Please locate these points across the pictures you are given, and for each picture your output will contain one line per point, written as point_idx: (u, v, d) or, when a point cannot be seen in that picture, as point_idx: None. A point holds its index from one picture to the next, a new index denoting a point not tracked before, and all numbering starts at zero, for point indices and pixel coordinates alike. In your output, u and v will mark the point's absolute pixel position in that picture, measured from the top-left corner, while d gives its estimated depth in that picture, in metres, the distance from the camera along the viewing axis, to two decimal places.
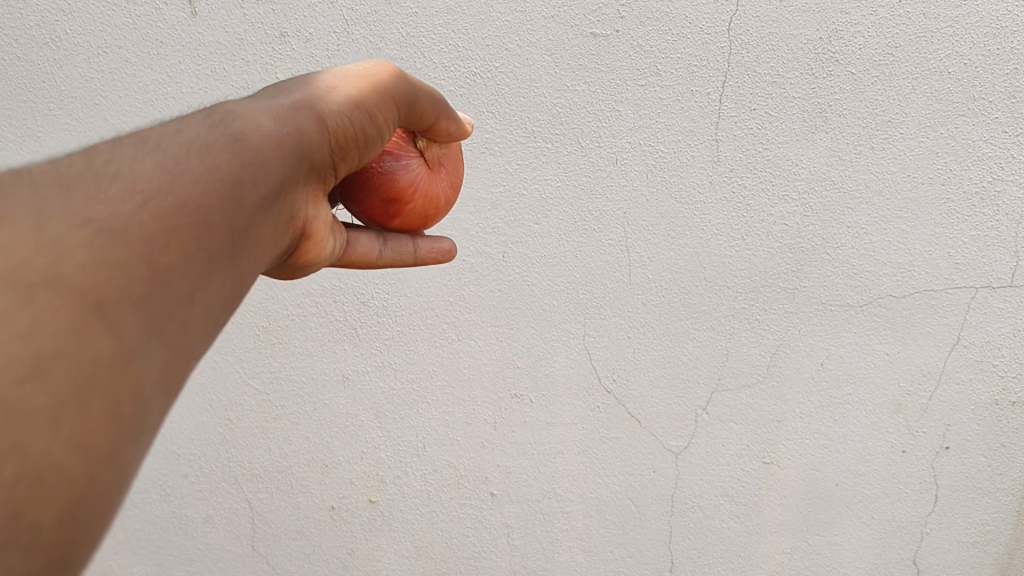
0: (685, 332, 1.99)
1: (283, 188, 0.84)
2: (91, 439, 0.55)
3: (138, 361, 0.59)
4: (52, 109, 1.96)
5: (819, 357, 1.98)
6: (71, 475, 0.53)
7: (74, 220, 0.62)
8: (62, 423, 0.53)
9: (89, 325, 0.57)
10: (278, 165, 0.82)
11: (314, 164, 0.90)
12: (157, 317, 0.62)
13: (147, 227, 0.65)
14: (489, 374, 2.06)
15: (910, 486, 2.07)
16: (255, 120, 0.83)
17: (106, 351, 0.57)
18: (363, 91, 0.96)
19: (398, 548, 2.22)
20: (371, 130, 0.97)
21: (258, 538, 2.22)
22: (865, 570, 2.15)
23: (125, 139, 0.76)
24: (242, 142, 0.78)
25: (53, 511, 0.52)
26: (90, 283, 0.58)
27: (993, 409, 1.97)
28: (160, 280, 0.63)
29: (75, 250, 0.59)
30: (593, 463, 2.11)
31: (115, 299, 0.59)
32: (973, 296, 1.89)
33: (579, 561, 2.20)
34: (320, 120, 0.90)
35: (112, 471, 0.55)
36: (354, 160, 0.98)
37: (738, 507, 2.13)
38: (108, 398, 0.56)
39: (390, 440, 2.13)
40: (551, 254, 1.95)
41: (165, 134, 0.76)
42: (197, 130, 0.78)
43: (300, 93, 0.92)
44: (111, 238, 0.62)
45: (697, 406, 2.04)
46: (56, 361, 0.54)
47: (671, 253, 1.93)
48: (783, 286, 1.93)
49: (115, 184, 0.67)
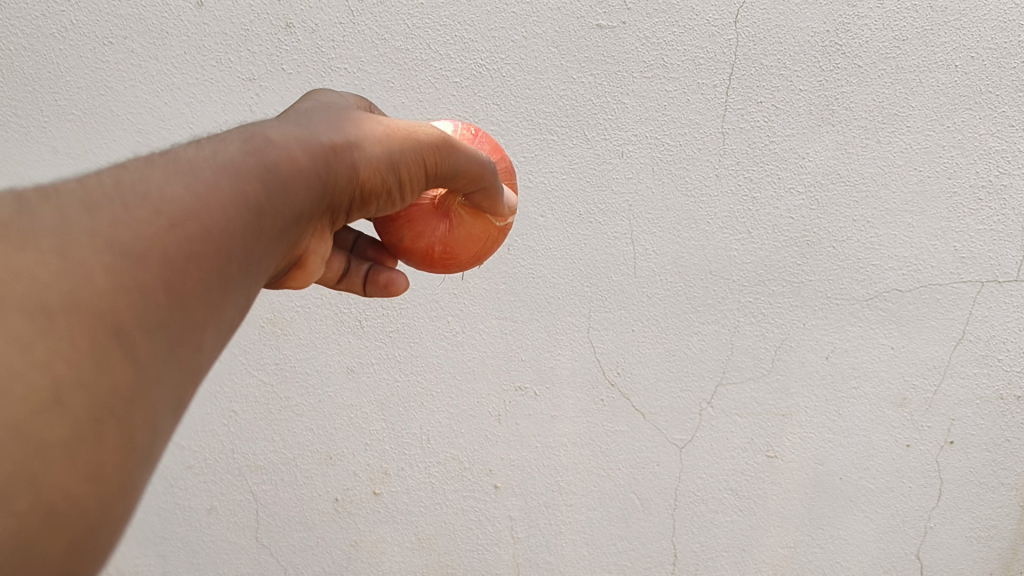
0: (690, 325, 1.99)
1: (303, 222, 0.78)
2: (103, 472, 0.50)
3: (154, 387, 0.54)
4: (57, 99, 1.95)
5: (823, 351, 1.98)
6: (81, 504, 0.49)
7: (97, 240, 0.55)
8: (78, 456, 0.48)
9: (108, 350, 0.52)
10: (303, 200, 0.76)
11: (333, 204, 0.86)
12: (175, 343, 0.57)
13: (170, 254, 0.58)
14: (494, 367, 2.05)
15: (913, 480, 2.06)
16: (289, 152, 0.76)
17: (123, 377, 0.52)
18: (401, 147, 0.92)
19: (402, 541, 2.22)
20: (393, 187, 0.93)
21: (262, 530, 2.22)
22: (869, 565, 2.14)
23: (156, 155, 0.68)
24: (272, 174, 0.72)
25: (64, 542, 0.47)
26: (109, 309, 0.53)
27: (998, 404, 1.97)
28: (180, 304, 0.58)
29: (96, 272, 0.53)
30: (597, 455, 2.11)
31: (134, 325, 0.54)
32: (979, 290, 1.88)
33: (581, 554, 2.20)
34: (350, 166, 0.85)
35: (124, 502, 0.51)
36: (375, 208, 0.95)
37: (741, 501, 2.13)
38: (120, 427, 0.51)
39: (395, 432, 2.13)
40: (556, 246, 1.95)
41: (196, 156, 0.68)
42: (232, 155, 0.70)
43: (341, 133, 0.86)
44: (131, 262, 0.56)
45: (701, 399, 2.04)
46: (75, 392, 0.49)
47: (676, 246, 1.92)
48: (788, 279, 1.93)
49: (140, 206, 0.59)
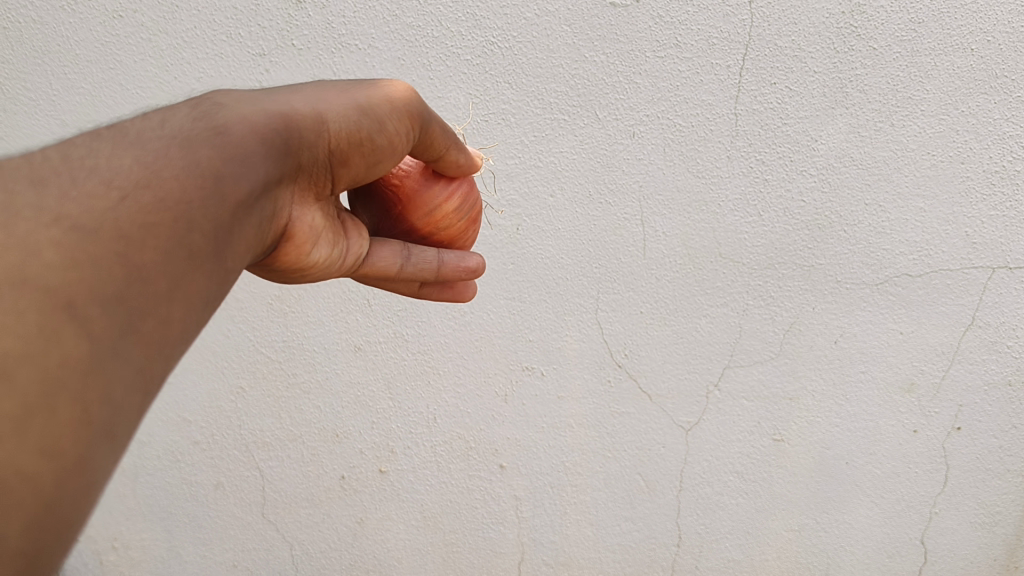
0: (698, 308, 1.98)
1: (274, 185, 0.79)
2: (59, 447, 0.48)
3: (112, 360, 0.52)
4: (68, 72, 1.95)
5: (832, 335, 1.97)
6: (35, 484, 0.46)
7: (43, 217, 0.56)
8: (28, 431, 0.47)
9: (58, 323, 0.51)
10: (266, 162, 0.76)
11: (304, 166, 0.85)
12: (132, 316, 0.56)
13: (123, 222, 0.59)
14: (501, 347, 2.05)
15: (920, 466, 2.06)
16: (243, 114, 0.76)
17: (74, 352, 0.50)
18: (377, 99, 0.92)
19: (407, 519, 2.23)
20: (379, 142, 0.93)
21: (269, 505, 2.23)
22: (872, 549, 2.15)
23: (104, 130, 0.71)
24: (225, 135, 0.72)
25: (20, 521, 0.45)
26: (56, 283, 0.52)
27: (1005, 391, 1.96)
28: (136, 275, 0.57)
29: (41, 249, 0.54)
30: (604, 437, 2.11)
31: (86, 300, 0.53)
32: (990, 276, 1.88)
33: (587, 535, 2.21)
34: (323, 123, 0.86)
35: (85, 478, 0.48)
36: (356, 168, 0.94)
37: (746, 484, 2.13)
38: (76, 400, 0.49)
39: (401, 411, 2.13)
40: (565, 227, 1.94)
41: (148, 123, 0.72)
42: (184, 120, 0.73)
43: (307, 94, 0.87)
44: (80, 233, 0.56)
45: (708, 383, 2.04)
46: (20, 365, 0.48)
47: (686, 229, 1.92)
48: (798, 263, 1.92)
49: (91, 178, 0.62)
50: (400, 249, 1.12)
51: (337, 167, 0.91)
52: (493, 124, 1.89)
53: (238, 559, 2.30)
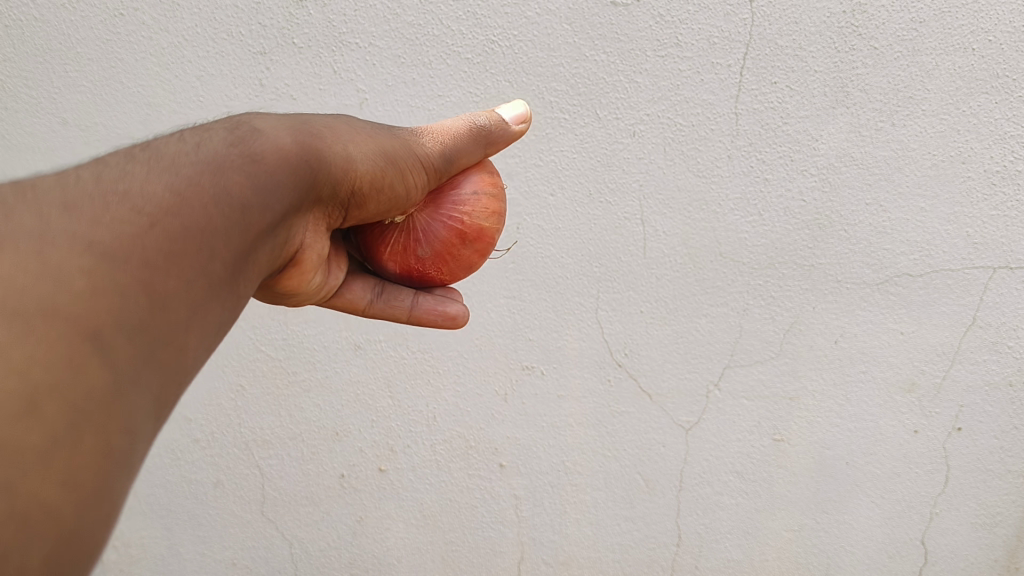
0: (698, 308, 1.98)
1: (287, 217, 0.85)
2: (80, 477, 0.52)
3: (130, 392, 0.58)
4: (69, 71, 1.95)
5: (833, 335, 1.97)
6: (56, 512, 0.50)
7: (75, 244, 0.60)
8: (52, 461, 0.51)
9: (84, 354, 0.55)
10: (288, 191, 0.83)
11: (323, 198, 0.94)
12: (153, 346, 0.61)
13: (149, 253, 0.64)
14: (501, 346, 2.05)
15: (920, 466, 2.06)
16: (276, 142, 0.83)
17: (99, 383, 0.55)
18: (401, 147, 1.03)
19: (407, 518, 2.23)
20: (397, 183, 1.02)
21: (268, 504, 2.23)
22: (872, 550, 2.15)
23: (135, 152, 0.74)
24: (258, 164, 0.79)
25: (41, 549, 0.49)
26: (85, 311, 0.56)
27: (1006, 391, 1.96)
28: (158, 306, 0.63)
29: (73, 278, 0.58)
30: (604, 436, 2.11)
31: (111, 329, 0.58)
32: (991, 277, 1.87)
33: (586, 534, 2.20)
34: (348, 161, 0.95)
35: (103, 506, 0.53)
36: (371, 209, 1.03)
37: (746, 484, 2.13)
38: (98, 432, 0.54)
39: (401, 410, 2.13)
40: (565, 226, 1.94)
41: (179, 149, 0.76)
42: (216, 147, 0.77)
43: (337, 129, 0.96)
44: (110, 262, 0.61)
45: (709, 382, 2.04)
46: (48, 398, 0.52)
47: (686, 228, 1.91)
48: (798, 262, 1.92)
49: (120, 206, 0.65)
50: (370, 287, 1.21)
51: (354, 205, 1.01)
52: None
53: (237, 557, 2.30)
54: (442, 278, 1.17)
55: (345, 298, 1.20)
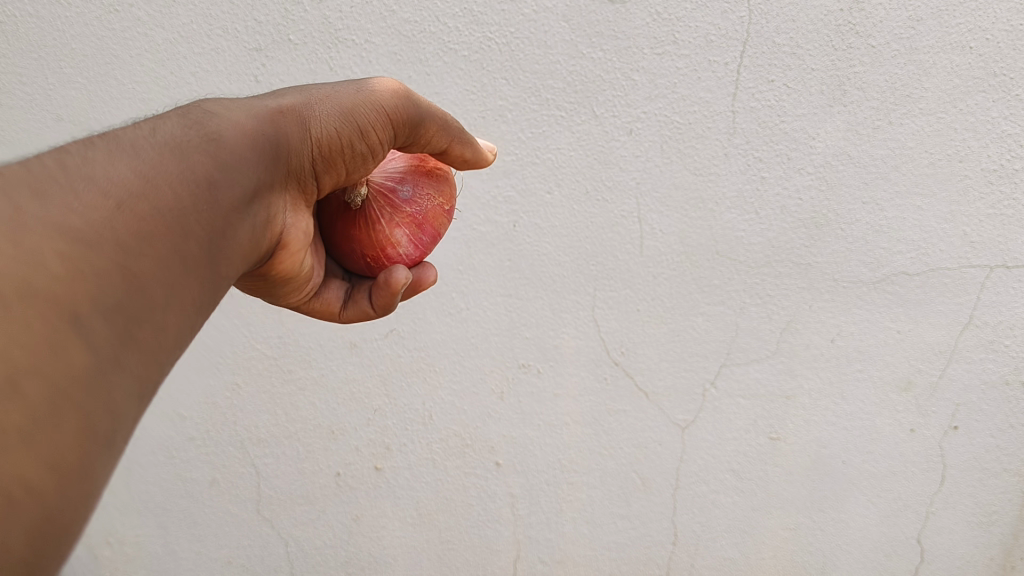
0: (695, 306, 1.97)
1: (258, 193, 0.91)
2: (62, 458, 0.52)
3: (109, 374, 0.58)
4: (64, 67, 1.94)
5: (829, 333, 1.97)
6: (39, 491, 0.50)
7: (47, 226, 0.61)
8: (36, 440, 0.50)
9: (63, 334, 0.55)
10: (249, 171, 0.88)
11: (289, 172, 0.98)
12: (129, 325, 0.62)
13: (116, 236, 0.65)
14: (497, 344, 2.05)
15: (916, 464, 2.06)
16: (233, 128, 0.89)
17: (79, 363, 0.55)
18: (357, 104, 1.04)
19: (403, 517, 2.22)
20: (358, 143, 1.05)
21: (263, 502, 2.23)
22: (869, 548, 2.15)
23: (96, 140, 0.77)
24: (215, 148, 0.84)
25: (23, 532, 0.48)
26: (63, 292, 0.57)
27: (1004, 390, 1.95)
28: (130, 286, 0.64)
29: (48, 259, 0.58)
30: (600, 435, 2.11)
31: (87, 310, 0.58)
32: (988, 276, 1.87)
33: (582, 533, 2.20)
34: (304, 130, 1.00)
35: (83, 486, 0.53)
36: (337, 174, 1.07)
37: (742, 482, 2.13)
38: (79, 413, 0.54)
39: (396, 408, 2.12)
40: (562, 224, 1.94)
41: (137, 135, 0.80)
42: (171, 131, 0.82)
43: (292, 102, 1.00)
44: (81, 244, 0.62)
45: (705, 381, 2.04)
46: (29, 376, 0.52)
47: (683, 226, 1.91)
48: (795, 261, 1.91)
49: (87, 189, 0.68)
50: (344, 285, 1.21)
51: (324, 173, 1.05)
52: (490, 120, 1.88)
53: (233, 555, 2.30)
54: (436, 213, 1.20)
55: (322, 299, 1.20)
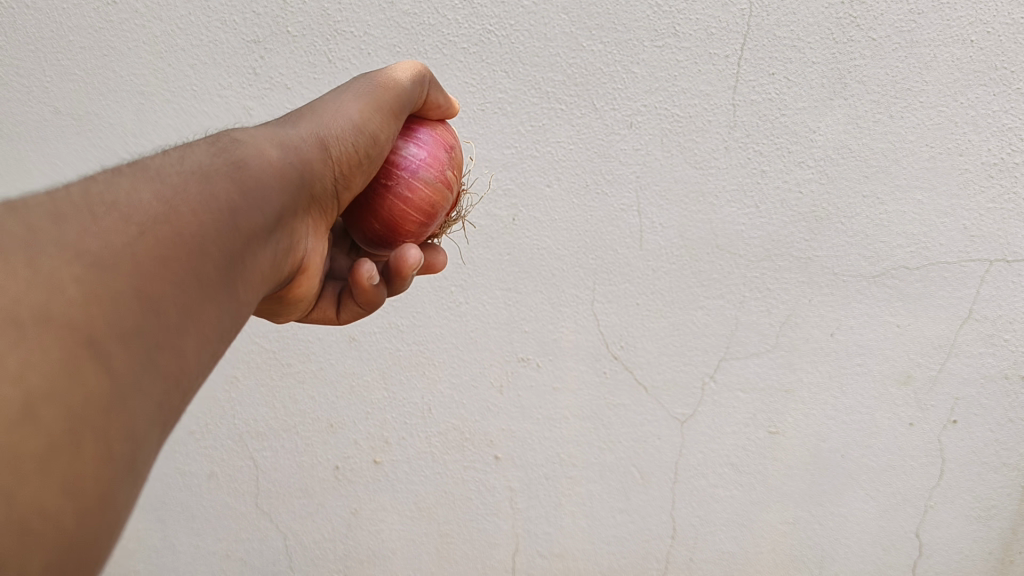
0: (695, 300, 1.97)
1: (280, 218, 0.88)
2: (81, 485, 0.52)
3: (131, 400, 0.58)
4: (61, 59, 1.94)
5: (829, 328, 1.97)
6: (59, 520, 0.50)
7: (67, 253, 0.62)
8: (53, 467, 0.51)
9: (82, 362, 0.56)
10: (274, 193, 0.87)
11: (314, 192, 0.97)
12: (153, 351, 0.62)
13: (139, 262, 0.65)
14: (496, 338, 2.04)
15: (915, 458, 2.06)
16: (256, 151, 0.89)
17: (99, 390, 0.56)
18: (366, 115, 1.04)
19: (401, 510, 2.22)
20: (370, 152, 1.06)
21: (262, 496, 2.22)
22: (867, 542, 2.15)
23: (120, 171, 0.77)
24: (239, 171, 0.83)
25: (42, 559, 0.49)
26: (82, 318, 0.58)
27: (1003, 384, 1.95)
28: (155, 312, 0.64)
29: (67, 285, 0.59)
30: (599, 428, 2.11)
31: (107, 336, 0.58)
32: (988, 269, 1.86)
33: (581, 526, 2.20)
34: (325, 148, 0.98)
35: (105, 513, 0.54)
36: (356, 187, 1.06)
37: (741, 476, 2.13)
38: (98, 439, 0.54)
39: (395, 402, 2.12)
40: (562, 217, 1.93)
41: (163, 164, 0.80)
42: (199, 159, 0.83)
43: (310, 121, 0.99)
44: (101, 271, 0.62)
45: (704, 374, 2.04)
46: (45, 403, 0.52)
47: (683, 220, 1.91)
48: (795, 256, 1.91)
49: (107, 223, 0.67)
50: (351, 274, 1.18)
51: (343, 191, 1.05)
52: (489, 113, 1.88)
53: (232, 549, 2.30)
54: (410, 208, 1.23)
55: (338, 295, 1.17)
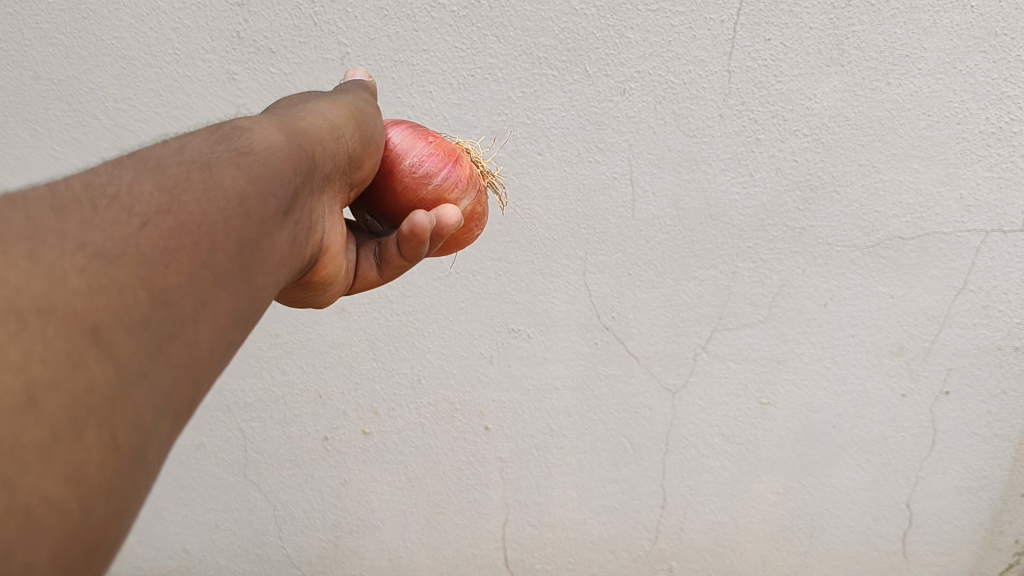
0: (687, 270, 1.95)
1: (302, 197, 0.82)
2: (83, 476, 0.49)
3: (138, 389, 0.54)
4: (39, 21, 1.87)
5: (822, 299, 1.95)
6: (63, 509, 0.48)
7: (68, 242, 0.56)
8: (55, 457, 0.48)
9: (83, 350, 0.51)
10: (296, 168, 0.80)
11: (333, 172, 0.92)
12: (160, 339, 0.57)
13: (146, 248, 0.59)
14: (487, 309, 2.02)
15: (907, 430, 2.05)
16: (267, 136, 0.80)
17: (101, 379, 0.52)
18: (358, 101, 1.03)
19: (391, 480, 2.21)
20: (373, 133, 1.03)
21: (251, 466, 2.21)
22: (858, 512, 2.15)
23: (124, 158, 0.69)
24: (252, 154, 0.75)
25: (48, 545, 0.46)
26: (84, 308, 0.53)
27: (995, 354, 1.95)
28: (163, 299, 0.58)
29: (69, 276, 0.53)
30: (590, 399, 2.09)
31: (111, 325, 0.54)
32: (983, 240, 1.85)
33: (571, 496, 2.19)
34: (340, 125, 0.94)
35: (109, 504, 0.51)
36: (365, 172, 1.04)
37: (732, 447, 2.12)
38: (101, 428, 0.51)
39: (385, 372, 2.10)
40: (553, 186, 1.90)
41: (165, 151, 0.71)
42: (201, 147, 0.72)
43: (317, 102, 0.96)
44: (106, 261, 0.56)
45: (696, 345, 2.02)
46: (47, 392, 0.49)
47: (676, 189, 1.87)
48: (789, 225, 1.89)
49: (112, 204, 0.61)
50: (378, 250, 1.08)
51: (359, 173, 1.01)
52: (479, 79, 1.83)
53: (219, 519, 2.28)
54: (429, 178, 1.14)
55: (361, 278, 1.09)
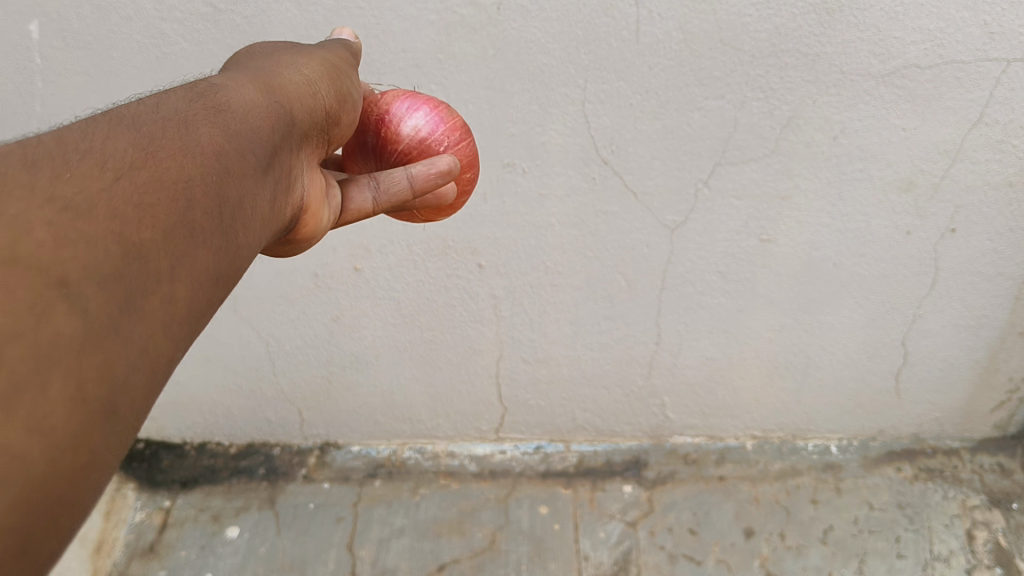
0: (692, 101, 1.80)
1: (272, 155, 0.86)
2: (49, 425, 0.52)
3: (107, 344, 0.57)
4: None
5: (831, 131, 1.83)
6: (26, 460, 0.50)
7: (38, 197, 0.60)
8: (17, 407, 0.51)
9: (52, 302, 0.55)
10: (260, 127, 0.85)
11: (306, 131, 0.97)
12: (132, 293, 0.61)
13: (114, 205, 0.63)
14: (480, 142, 1.86)
15: (908, 268, 2.01)
16: (235, 100, 0.85)
17: (69, 333, 0.55)
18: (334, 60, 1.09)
19: (384, 315, 2.17)
20: (349, 95, 1.08)
21: (239, 301, 2.11)
22: (853, 349, 2.15)
23: (98, 118, 0.74)
24: (218, 116, 0.80)
25: (11, 492, 0.49)
26: (54, 262, 0.56)
27: (1005, 193, 1.88)
28: (135, 253, 0.62)
29: (36, 229, 0.57)
30: (586, 236, 2.01)
31: (78, 278, 0.57)
32: (1005, 70, 1.72)
33: (565, 333, 2.18)
34: (311, 86, 0.99)
35: (77, 455, 0.54)
36: (341, 129, 1.09)
37: (729, 284, 2.08)
38: (67, 379, 0.54)
39: (375, 208, 1.95)
40: (552, 6, 1.69)
41: (138, 111, 0.76)
42: (170, 107, 0.78)
43: (291, 61, 1.01)
44: (74, 215, 0.60)
45: (698, 181, 1.91)
46: (11, 343, 0.52)
47: (685, 11, 1.68)
48: (803, 51, 1.72)
49: (83, 166, 0.65)
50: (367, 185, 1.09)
51: (331, 127, 1.05)
52: None
53: (206, 356, 2.20)
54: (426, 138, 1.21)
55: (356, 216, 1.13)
